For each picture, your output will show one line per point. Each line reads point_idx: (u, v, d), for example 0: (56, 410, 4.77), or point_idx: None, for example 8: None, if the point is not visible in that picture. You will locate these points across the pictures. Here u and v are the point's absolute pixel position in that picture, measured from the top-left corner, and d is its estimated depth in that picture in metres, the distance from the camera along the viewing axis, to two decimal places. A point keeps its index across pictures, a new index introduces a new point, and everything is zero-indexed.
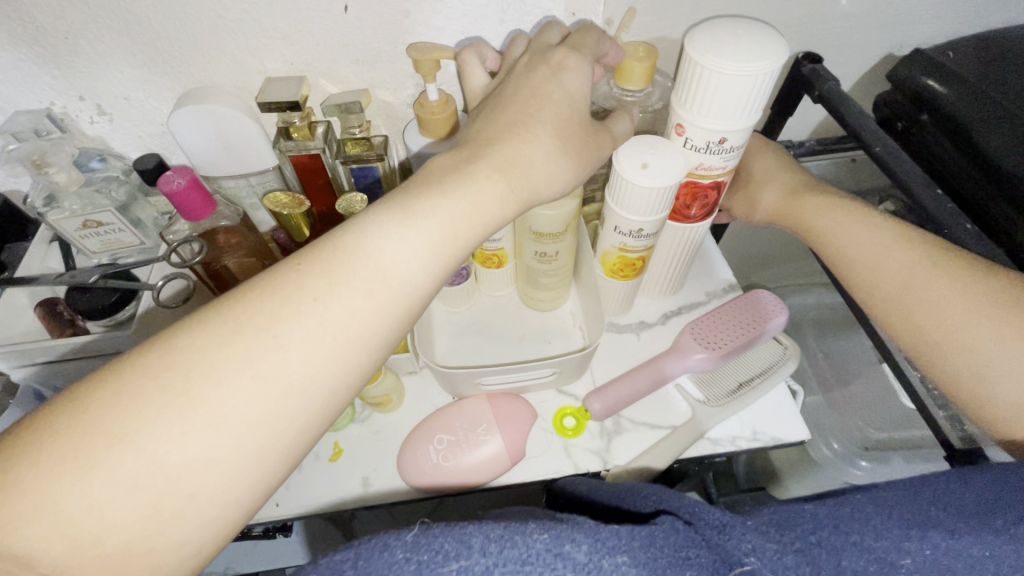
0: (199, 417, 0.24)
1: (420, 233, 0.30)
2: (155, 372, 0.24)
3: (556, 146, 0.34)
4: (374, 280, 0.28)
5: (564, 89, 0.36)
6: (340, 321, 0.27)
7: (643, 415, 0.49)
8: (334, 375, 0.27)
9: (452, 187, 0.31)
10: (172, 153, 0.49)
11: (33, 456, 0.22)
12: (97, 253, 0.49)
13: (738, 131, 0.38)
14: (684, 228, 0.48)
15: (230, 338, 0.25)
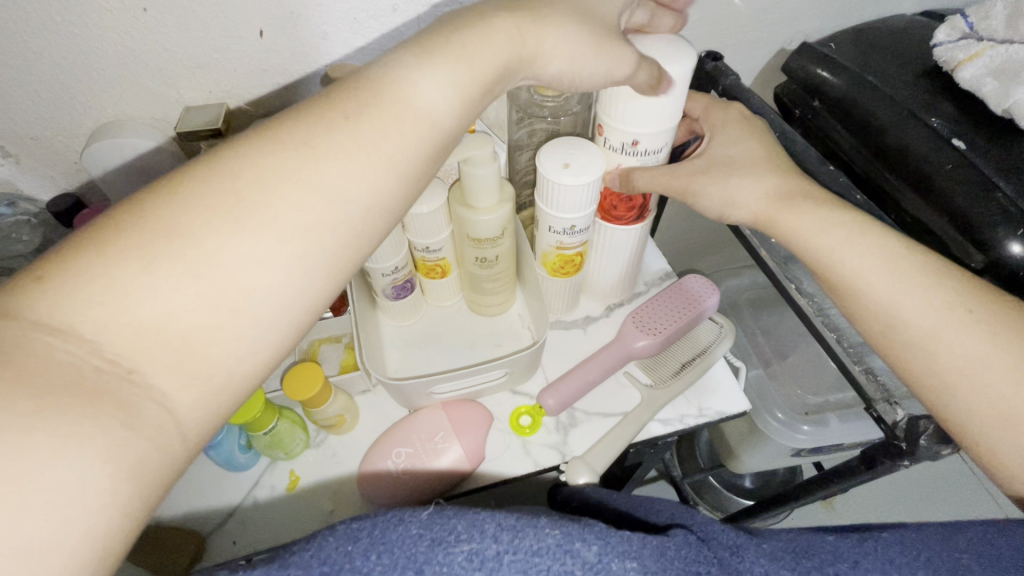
0: (250, 220, 0.24)
1: (456, 72, 0.30)
2: (208, 180, 0.24)
3: (573, 11, 0.35)
4: (401, 107, 0.28)
5: None
6: (375, 143, 0.27)
7: (596, 405, 0.51)
8: (370, 198, 0.27)
9: (471, 34, 0.31)
10: (90, 191, 0.48)
11: (89, 246, 0.22)
12: None
13: (650, 135, 0.41)
14: (617, 231, 0.49)
15: (273, 149, 0.26)
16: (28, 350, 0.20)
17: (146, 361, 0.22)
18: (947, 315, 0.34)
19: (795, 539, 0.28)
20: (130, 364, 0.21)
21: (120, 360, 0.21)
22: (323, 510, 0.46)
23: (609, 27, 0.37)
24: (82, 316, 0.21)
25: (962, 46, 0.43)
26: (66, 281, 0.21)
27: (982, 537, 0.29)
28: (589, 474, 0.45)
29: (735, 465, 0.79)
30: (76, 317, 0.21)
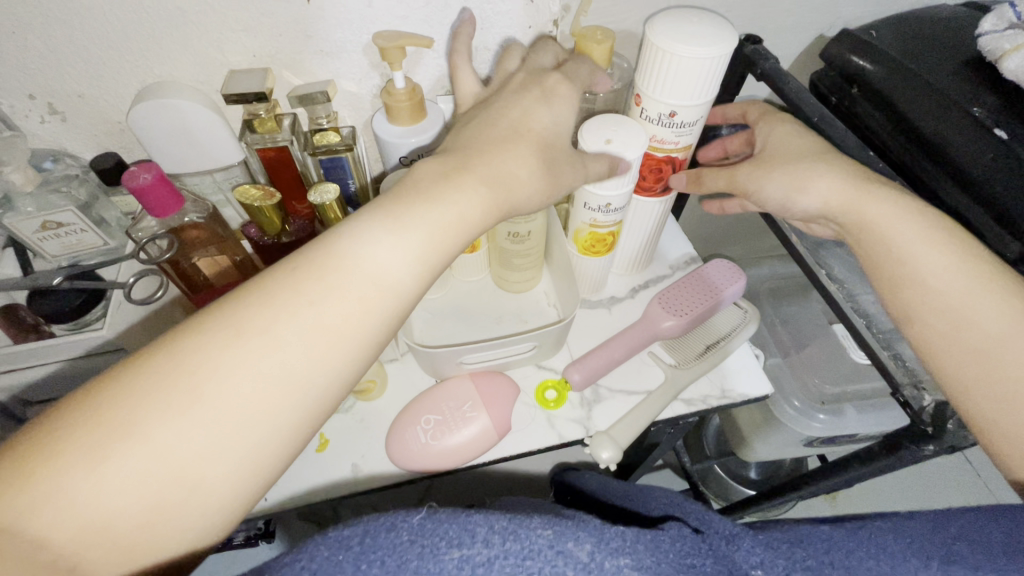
0: (203, 412, 0.26)
1: (408, 239, 0.31)
2: (164, 373, 0.26)
3: (540, 165, 0.36)
4: (363, 284, 0.30)
5: (540, 122, 0.38)
6: (334, 321, 0.29)
7: (620, 383, 0.52)
8: (317, 373, 0.28)
9: (436, 196, 0.32)
10: (132, 152, 0.48)
11: (57, 439, 0.24)
12: (57, 257, 0.44)
13: (689, 107, 0.41)
14: (650, 204, 0.49)
15: (242, 333, 0.27)
16: None
17: (89, 556, 0.24)
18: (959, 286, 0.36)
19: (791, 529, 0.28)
20: (71, 561, 0.23)
21: (62, 557, 0.23)
22: (350, 471, 0.47)
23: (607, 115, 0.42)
24: (30, 521, 0.23)
25: (1009, 36, 0.43)
26: (20, 481, 0.23)
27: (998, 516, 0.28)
28: (613, 449, 0.46)
29: (744, 452, 0.81)
30: (24, 521, 0.23)
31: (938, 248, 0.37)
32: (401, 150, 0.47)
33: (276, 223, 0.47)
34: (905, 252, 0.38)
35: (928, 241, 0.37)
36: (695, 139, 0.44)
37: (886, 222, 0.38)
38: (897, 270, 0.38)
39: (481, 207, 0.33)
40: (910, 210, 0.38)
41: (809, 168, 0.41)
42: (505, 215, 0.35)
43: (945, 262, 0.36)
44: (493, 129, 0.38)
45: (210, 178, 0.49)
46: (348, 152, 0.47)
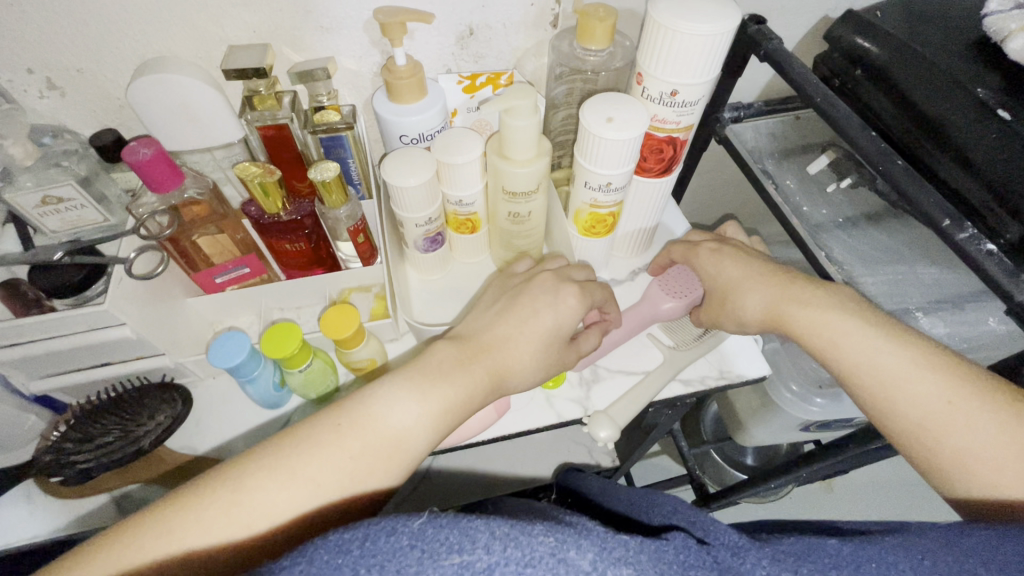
0: (252, 544, 0.29)
1: (433, 407, 0.35)
2: (225, 508, 0.29)
3: (546, 343, 0.40)
4: (393, 445, 0.33)
5: (555, 316, 0.41)
6: (368, 469, 0.33)
7: (619, 364, 0.52)
8: (347, 511, 0.32)
9: (452, 370, 0.37)
10: (131, 130, 0.48)
11: (152, 534, 0.28)
12: (57, 233, 0.43)
13: (690, 86, 0.40)
14: (650, 185, 0.49)
15: (303, 451, 0.32)
16: None
17: None
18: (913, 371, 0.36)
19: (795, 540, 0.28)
20: None
21: None
22: None
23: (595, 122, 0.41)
24: None
25: (1014, 16, 0.42)
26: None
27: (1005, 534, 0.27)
28: (611, 427, 0.46)
29: (742, 436, 0.81)
30: None
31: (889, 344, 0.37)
32: (400, 128, 0.47)
33: (276, 201, 0.47)
34: (843, 345, 0.39)
35: (872, 329, 0.38)
36: (698, 119, 0.44)
37: (824, 329, 0.40)
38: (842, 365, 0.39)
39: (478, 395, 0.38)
40: (856, 316, 0.39)
41: (743, 282, 0.46)
42: (503, 384, 0.40)
43: (884, 354, 0.37)
44: (511, 304, 0.42)
45: (211, 156, 0.49)
46: (349, 130, 0.47)
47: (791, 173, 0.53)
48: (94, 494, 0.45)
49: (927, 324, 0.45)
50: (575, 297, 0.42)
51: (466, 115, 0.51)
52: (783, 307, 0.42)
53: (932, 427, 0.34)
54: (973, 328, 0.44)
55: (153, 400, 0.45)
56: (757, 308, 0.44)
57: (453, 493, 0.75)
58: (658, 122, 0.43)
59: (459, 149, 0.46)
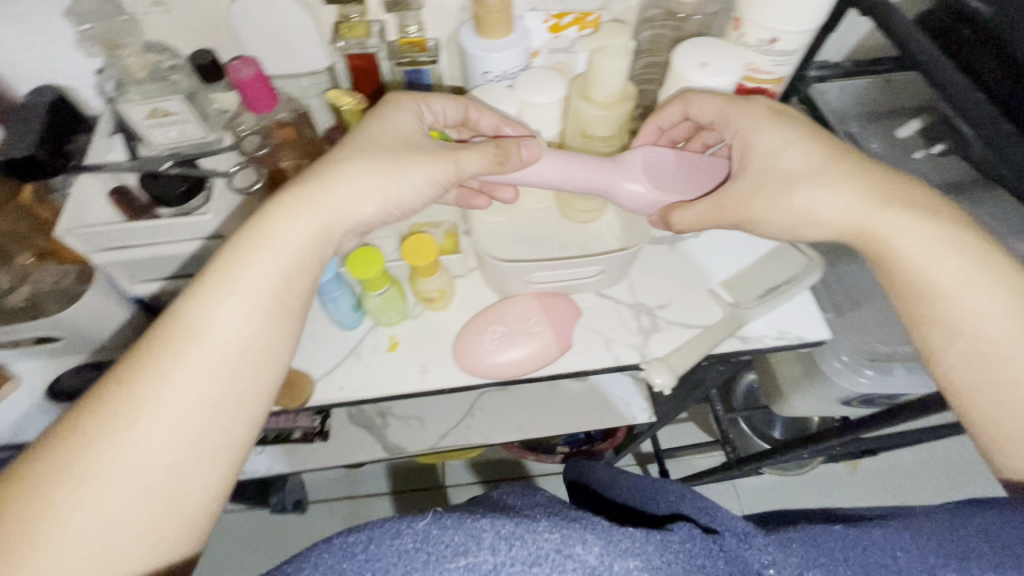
0: (88, 500, 0.27)
1: (231, 296, 0.31)
2: (46, 479, 0.27)
3: (373, 173, 0.37)
4: (202, 343, 0.30)
5: (390, 126, 0.40)
6: (185, 377, 0.30)
7: (679, 316, 0.53)
8: (206, 425, 0.30)
9: (240, 232, 0.33)
10: (225, 51, 0.49)
11: None
12: (160, 147, 0.46)
13: (792, 33, 0.39)
14: (731, 139, 0.48)
15: (68, 447, 0.28)
16: None
17: None
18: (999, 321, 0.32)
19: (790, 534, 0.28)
20: None
21: None
22: (417, 369, 0.50)
23: (698, 63, 0.40)
24: None
25: None
26: None
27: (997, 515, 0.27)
28: (667, 375, 0.48)
29: (780, 405, 0.82)
30: None
31: (957, 251, 0.34)
32: (486, 63, 0.47)
33: None
34: (923, 254, 0.34)
35: (982, 271, 0.33)
36: (792, 70, 0.43)
37: (903, 233, 0.35)
38: (914, 283, 0.35)
39: (325, 244, 0.35)
40: (926, 215, 0.35)
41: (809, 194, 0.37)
42: (335, 231, 0.36)
43: (961, 275, 0.33)
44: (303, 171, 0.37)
45: (298, 82, 0.50)
46: (432, 64, 0.48)
47: (877, 137, 0.52)
48: None
49: None
50: (400, 115, 0.41)
51: (547, 56, 0.51)
52: (881, 229, 0.36)
53: (993, 339, 0.32)
54: None
55: None
56: (836, 213, 0.37)
57: (497, 425, 0.80)
58: (753, 70, 0.42)
59: (542, 89, 0.46)
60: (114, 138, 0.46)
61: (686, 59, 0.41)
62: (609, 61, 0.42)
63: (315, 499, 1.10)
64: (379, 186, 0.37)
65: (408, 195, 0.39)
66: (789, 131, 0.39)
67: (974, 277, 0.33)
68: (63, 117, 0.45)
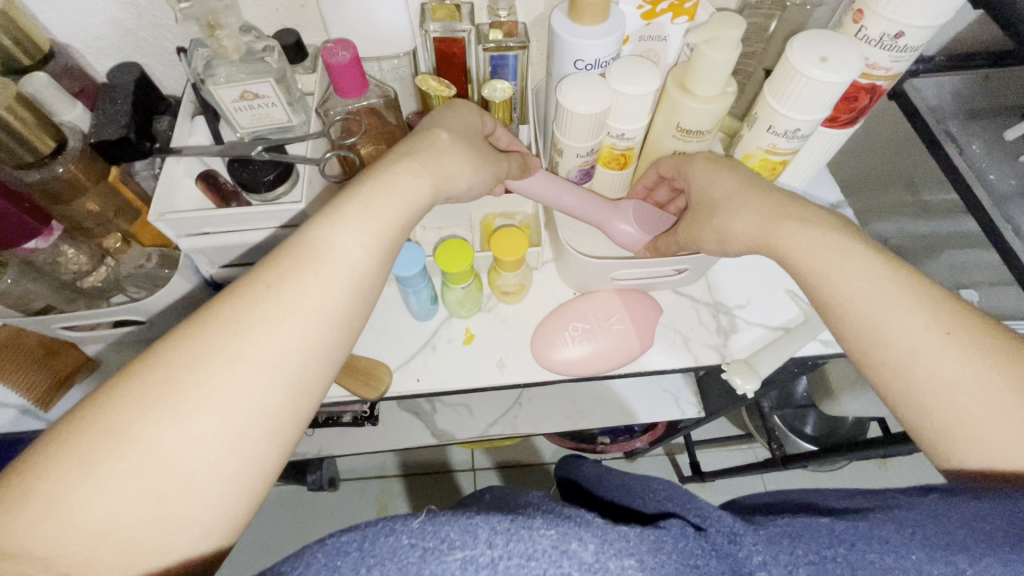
0: (188, 404, 0.25)
1: (361, 222, 0.31)
2: (146, 375, 0.25)
3: (460, 141, 0.37)
4: (321, 264, 0.30)
5: (459, 113, 0.39)
6: (302, 299, 0.29)
7: (758, 317, 0.52)
8: (305, 353, 0.28)
9: (364, 178, 0.33)
10: (307, 31, 0.48)
11: (86, 417, 0.24)
12: (245, 130, 0.45)
13: (920, 28, 0.37)
14: (828, 136, 0.47)
15: (193, 335, 0.27)
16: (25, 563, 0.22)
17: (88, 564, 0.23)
18: (957, 365, 0.30)
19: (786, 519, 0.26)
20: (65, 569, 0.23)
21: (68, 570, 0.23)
22: (493, 363, 0.49)
23: (811, 58, 0.38)
24: (32, 541, 0.22)
25: None
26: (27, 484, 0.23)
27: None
28: (749, 376, 0.47)
29: (830, 404, 0.81)
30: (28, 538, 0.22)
31: (875, 277, 0.34)
32: (579, 50, 0.45)
33: None
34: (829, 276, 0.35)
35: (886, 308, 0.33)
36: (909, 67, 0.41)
37: (808, 251, 0.36)
38: (828, 294, 0.35)
39: (428, 196, 0.35)
40: (853, 246, 0.36)
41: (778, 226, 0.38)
42: (442, 197, 0.36)
43: (902, 316, 0.33)
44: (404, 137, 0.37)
45: (380, 65, 0.49)
46: (521, 50, 0.45)
47: (976, 139, 0.50)
48: None
49: None
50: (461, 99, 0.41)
51: (638, 43, 0.49)
52: (819, 277, 0.36)
53: (904, 348, 0.32)
54: None
55: None
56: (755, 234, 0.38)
57: (544, 417, 0.80)
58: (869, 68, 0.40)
59: (638, 79, 0.44)
60: (195, 120, 0.46)
61: (801, 55, 0.39)
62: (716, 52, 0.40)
63: (348, 477, 1.11)
64: (471, 153, 0.37)
65: (486, 180, 0.39)
66: (718, 168, 0.42)
67: (877, 294, 0.34)
68: (148, 98, 0.44)
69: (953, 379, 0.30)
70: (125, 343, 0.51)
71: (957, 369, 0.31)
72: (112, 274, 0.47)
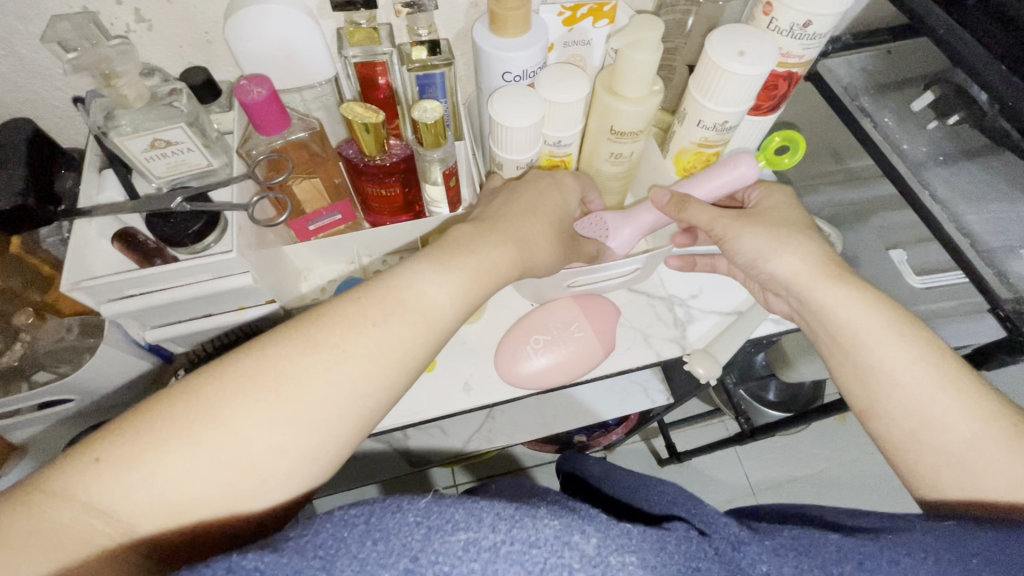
0: (282, 412, 0.27)
1: (454, 278, 0.33)
2: (248, 374, 0.27)
3: (554, 233, 0.40)
4: (417, 316, 0.31)
5: (562, 198, 0.42)
6: (395, 340, 0.30)
7: (712, 304, 0.53)
8: (382, 395, 0.30)
9: (476, 247, 0.35)
10: (219, 67, 0.45)
11: (191, 396, 0.26)
12: (161, 179, 0.42)
13: (826, 15, 0.39)
14: (754, 124, 0.48)
15: (306, 351, 0.28)
16: (81, 528, 0.24)
17: (159, 523, 0.25)
18: (996, 440, 0.32)
19: (796, 533, 0.27)
20: (144, 525, 0.25)
21: (136, 526, 0.25)
22: (458, 386, 0.48)
23: (731, 52, 0.39)
24: (121, 503, 0.25)
25: None
26: (124, 454, 0.25)
27: (987, 540, 0.27)
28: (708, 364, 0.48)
29: (788, 373, 0.85)
30: (116, 502, 0.25)
31: (904, 342, 0.35)
32: (505, 62, 0.45)
33: (378, 145, 0.44)
34: (864, 338, 0.36)
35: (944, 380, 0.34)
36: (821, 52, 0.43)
37: (842, 308, 0.38)
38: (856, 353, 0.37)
39: (511, 269, 0.36)
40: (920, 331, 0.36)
41: (839, 283, 0.39)
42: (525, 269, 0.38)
43: (959, 396, 0.33)
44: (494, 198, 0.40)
45: (301, 95, 0.47)
46: (447, 67, 0.45)
47: (888, 112, 0.53)
48: None
49: None
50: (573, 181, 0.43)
51: (563, 49, 0.49)
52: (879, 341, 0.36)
53: (954, 418, 0.33)
54: None
55: None
56: (793, 274, 0.40)
57: (518, 426, 0.79)
58: (783, 57, 0.42)
59: (568, 86, 0.44)
60: (103, 173, 0.42)
61: (721, 50, 0.39)
62: (640, 54, 0.41)
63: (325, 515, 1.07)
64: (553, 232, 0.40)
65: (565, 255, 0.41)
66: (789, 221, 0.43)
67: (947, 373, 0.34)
68: (46, 155, 0.40)
69: (972, 435, 0.32)
70: (59, 420, 0.47)
71: (981, 428, 0.32)
72: (28, 350, 0.43)
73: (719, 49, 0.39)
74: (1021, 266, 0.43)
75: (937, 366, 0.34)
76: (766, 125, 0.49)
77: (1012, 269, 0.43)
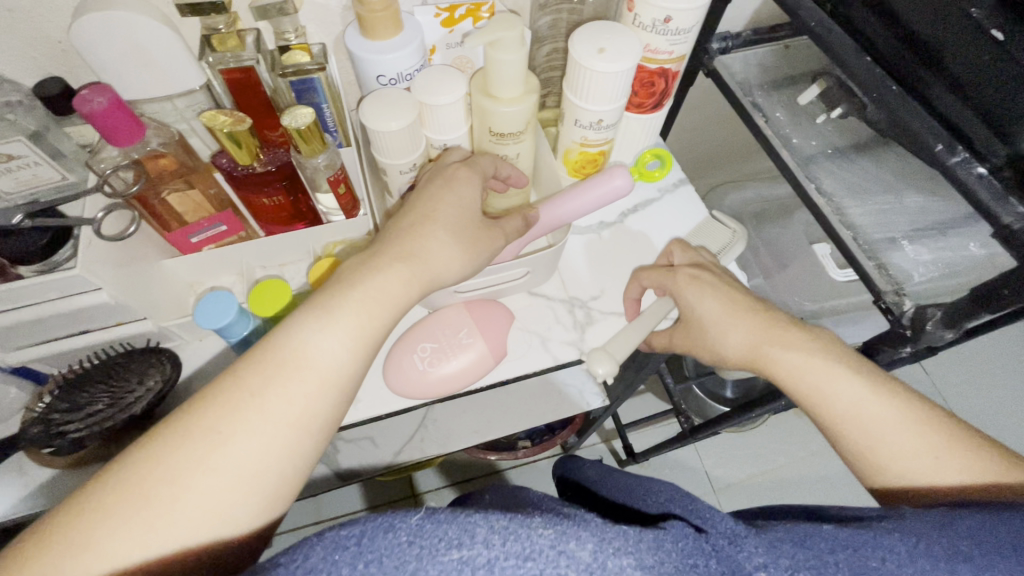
0: (174, 501, 0.26)
1: (344, 324, 0.31)
2: (131, 473, 0.26)
3: (453, 239, 0.37)
4: (301, 370, 0.30)
5: (456, 196, 0.38)
6: (283, 399, 0.29)
7: (612, 306, 0.52)
8: (282, 452, 0.28)
9: (361, 283, 0.33)
10: (82, 79, 0.44)
11: (80, 510, 0.25)
12: (13, 194, 0.40)
13: (685, 10, 0.38)
14: (640, 120, 0.48)
15: (187, 436, 0.27)
16: None
17: None
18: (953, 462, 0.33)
19: (788, 527, 0.25)
20: None
21: None
22: None
23: (591, 50, 0.39)
24: None
25: None
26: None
27: (977, 522, 0.25)
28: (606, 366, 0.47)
29: None
30: None
31: (849, 373, 0.38)
32: (376, 66, 0.44)
33: (249, 153, 0.43)
34: (811, 379, 0.39)
35: (883, 401, 0.36)
36: (692, 47, 0.42)
37: (788, 356, 0.40)
38: (802, 390, 0.39)
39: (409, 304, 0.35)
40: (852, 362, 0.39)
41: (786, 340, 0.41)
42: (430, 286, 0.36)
43: (902, 422, 0.35)
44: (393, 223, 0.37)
45: (172, 105, 0.46)
46: (320, 71, 0.44)
47: (780, 107, 0.53)
48: (90, 465, 0.44)
49: (912, 253, 0.43)
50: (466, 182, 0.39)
51: (445, 52, 0.48)
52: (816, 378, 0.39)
53: (905, 447, 0.34)
54: (957, 254, 0.43)
55: (140, 365, 0.44)
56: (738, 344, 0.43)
57: (452, 434, 0.78)
58: (652, 53, 0.42)
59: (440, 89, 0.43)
60: None
61: (582, 49, 0.39)
62: (504, 54, 0.40)
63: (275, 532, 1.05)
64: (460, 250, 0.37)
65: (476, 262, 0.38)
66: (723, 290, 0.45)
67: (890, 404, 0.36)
68: None
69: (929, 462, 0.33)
70: None
71: (940, 455, 0.33)
72: None
73: (580, 48, 0.39)
74: (902, 257, 0.43)
75: (880, 400, 0.36)
76: (654, 120, 0.48)
77: (894, 261, 0.43)
